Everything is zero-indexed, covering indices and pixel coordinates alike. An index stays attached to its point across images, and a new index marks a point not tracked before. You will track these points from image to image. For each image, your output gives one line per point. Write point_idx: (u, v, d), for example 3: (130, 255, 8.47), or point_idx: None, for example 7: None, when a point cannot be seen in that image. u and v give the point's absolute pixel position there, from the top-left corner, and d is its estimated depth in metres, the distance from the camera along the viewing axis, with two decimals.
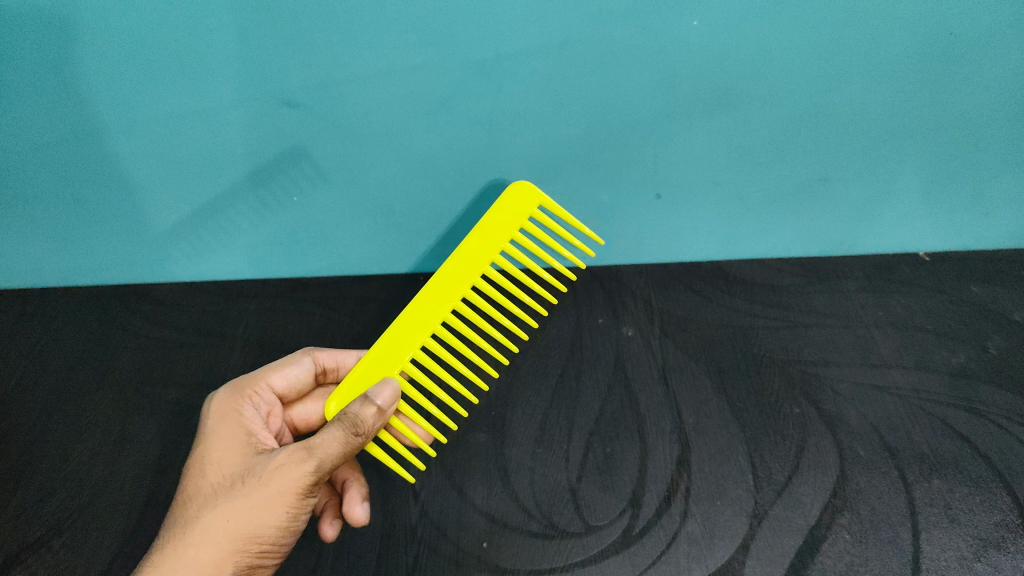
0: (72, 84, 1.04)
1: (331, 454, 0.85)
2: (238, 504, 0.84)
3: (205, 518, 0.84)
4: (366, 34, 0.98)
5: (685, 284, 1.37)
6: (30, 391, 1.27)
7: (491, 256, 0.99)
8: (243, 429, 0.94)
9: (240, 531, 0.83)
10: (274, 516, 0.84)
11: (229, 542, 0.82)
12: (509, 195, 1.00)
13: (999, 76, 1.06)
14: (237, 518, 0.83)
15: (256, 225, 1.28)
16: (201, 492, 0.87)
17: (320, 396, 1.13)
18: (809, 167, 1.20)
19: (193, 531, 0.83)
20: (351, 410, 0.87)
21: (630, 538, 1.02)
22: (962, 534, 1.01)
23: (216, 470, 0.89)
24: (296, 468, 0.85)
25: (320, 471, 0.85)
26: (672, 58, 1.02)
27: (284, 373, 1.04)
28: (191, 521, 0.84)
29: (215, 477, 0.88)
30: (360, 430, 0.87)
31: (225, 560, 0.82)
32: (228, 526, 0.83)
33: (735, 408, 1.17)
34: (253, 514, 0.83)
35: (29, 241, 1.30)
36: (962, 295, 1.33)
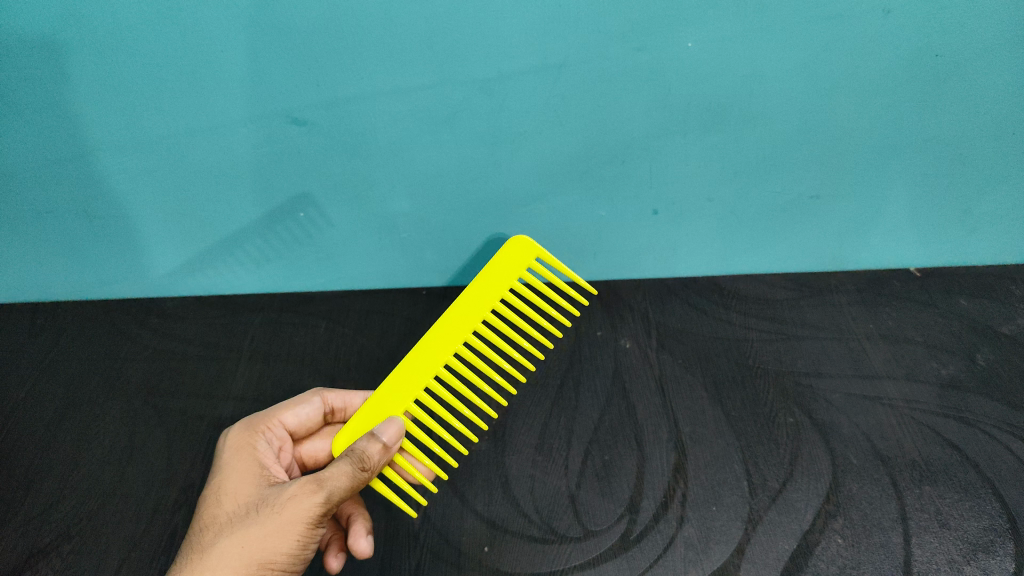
0: (87, 102, 1.08)
1: (339, 487, 0.88)
2: (251, 531, 0.86)
3: (220, 544, 0.85)
4: (374, 55, 1.03)
5: (681, 298, 1.41)
6: (40, 401, 1.29)
7: (493, 302, 1.05)
8: (256, 462, 0.97)
9: (253, 556, 0.84)
10: (285, 544, 0.86)
11: (242, 567, 0.84)
12: (509, 247, 1.06)
13: (981, 96, 1.10)
14: (252, 544, 0.85)
15: (265, 239, 1.32)
16: (216, 520, 0.89)
17: (327, 434, 1.14)
18: (800, 184, 1.24)
19: (208, 556, 0.84)
20: (356, 447, 0.91)
21: (628, 542, 1.04)
22: (952, 538, 1.03)
23: (231, 500, 0.92)
24: (308, 499, 0.87)
25: (329, 503, 0.88)
26: (668, 77, 1.07)
27: (295, 411, 1.06)
28: (206, 546, 0.86)
29: (230, 506, 0.91)
30: (366, 465, 0.90)
31: None
32: (242, 551, 0.84)
33: (730, 417, 1.19)
34: (267, 541, 0.85)
35: (40, 256, 1.33)
36: (952, 310, 1.37)
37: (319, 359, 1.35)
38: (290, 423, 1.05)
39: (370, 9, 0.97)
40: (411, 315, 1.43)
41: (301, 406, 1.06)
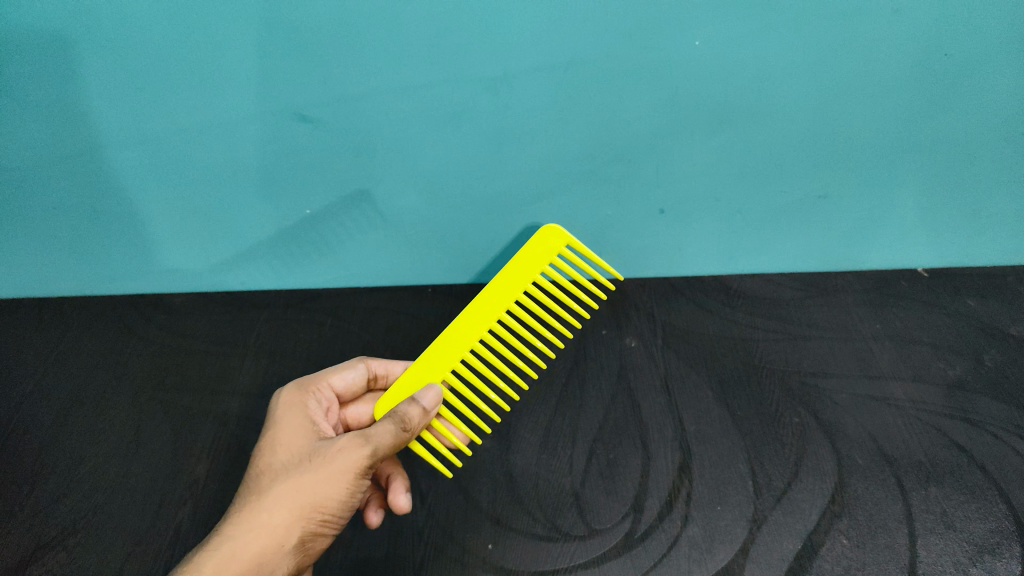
0: (95, 98, 1.09)
1: (385, 443, 0.89)
2: (303, 478, 0.87)
3: (274, 490, 0.87)
4: (381, 53, 1.03)
5: (687, 297, 1.41)
6: (47, 396, 1.30)
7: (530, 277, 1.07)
8: (308, 416, 0.99)
9: (305, 501, 0.86)
10: (335, 492, 0.87)
11: (295, 510, 0.85)
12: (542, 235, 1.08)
13: (990, 97, 1.10)
14: (303, 490, 0.86)
15: (271, 236, 1.32)
16: (270, 467, 0.91)
17: (370, 399, 1.15)
18: (808, 184, 1.24)
19: (263, 501, 0.86)
20: (398, 409, 0.93)
21: (632, 541, 1.04)
22: (958, 540, 1.03)
23: (284, 450, 0.93)
24: (356, 451, 0.89)
25: (375, 457, 0.89)
26: (675, 76, 1.07)
27: (341, 374, 1.07)
28: (262, 490, 0.88)
29: (283, 455, 0.92)
30: (409, 425, 0.92)
31: (291, 527, 0.85)
32: (294, 496, 0.86)
33: (736, 417, 1.19)
34: (318, 488, 0.86)
35: (47, 251, 1.34)
36: (959, 310, 1.36)
37: (325, 356, 1.35)
38: (337, 385, 1.07)
39: (377, 7, 0.97)
40: (417, 312, 1.43)
41: (345, 370, 1.08)
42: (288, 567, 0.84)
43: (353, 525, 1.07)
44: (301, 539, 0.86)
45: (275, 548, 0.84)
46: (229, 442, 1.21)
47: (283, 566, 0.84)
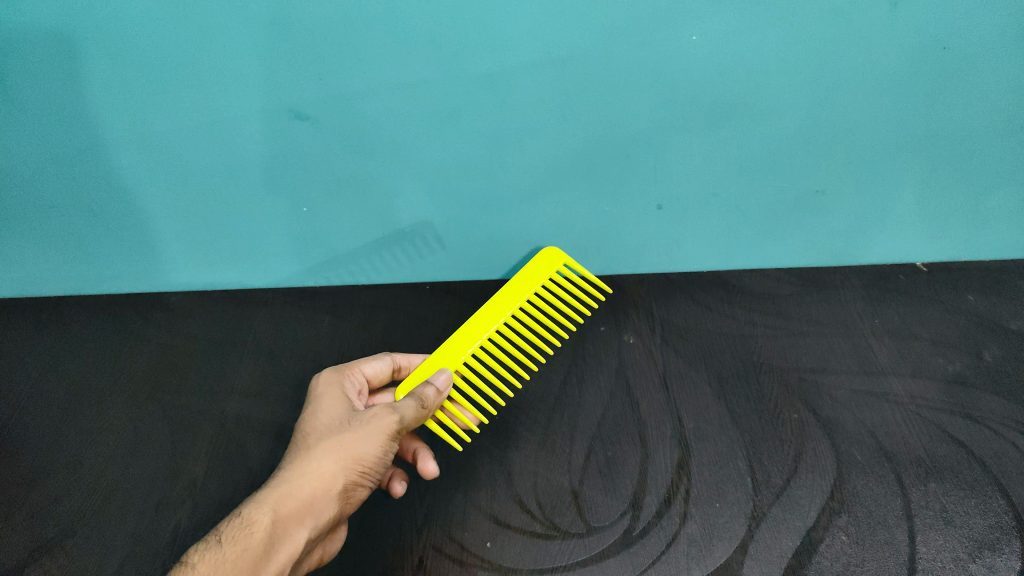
0: (92, 98, 1.08)
1: (411, 413, 0.95)
2: (342, 438, 0.92)
3: (318, 444, 0.92)
4: (378, 52, 1.03)
5: (685, 293, 1.40)
6: (47, 396, 1.29)
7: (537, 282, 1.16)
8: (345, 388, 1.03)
9: (344, 458, 0.90)
10: (371, 450, 0.92)
11: (335, 464, 0.89)
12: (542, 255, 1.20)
13: (990, 91, 1.09)
14: (346, 444, 0.91)
15: (270, 234, 1.32)
16: (312, 431, 0.95)
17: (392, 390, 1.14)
18: (806, 179, 1.23)
19: (309, 453, 0.91)
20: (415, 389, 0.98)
21: (631, 538, 1.04)
22: (957, 536, 1.03)
23: (325, 416, 0.97)
24: (389, 414, 0.94)
25: (406, 421, 0.94)
26: (671, 72, 1.06)
27: (373, 361, 1.08)
28: (306, 449, 0.92)
29: (323, 421, 0.97)
30: (427, 403, 0.96)
31: (332, 480, 0.89)
32: (338, 448, 0.91)
33: (734, 414, 1.19)
34: (359, 442, 0.91)
35: (45, 251, 1.33)
36: (959, 305, 1.36)
37: (322, 354, 1.35)
38: (367, 371, 1.07)
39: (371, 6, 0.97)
40: (415, 310, 1.42)
41: (375, 358, 1.09)
42: (332, 512, 0.89)
43: (351, 525, 1.07)
44: (340, 492, 0.90)
45: (323, 492, 0.88)
46: (227, 442, 1.21)
47: (329, 511, 0.88)
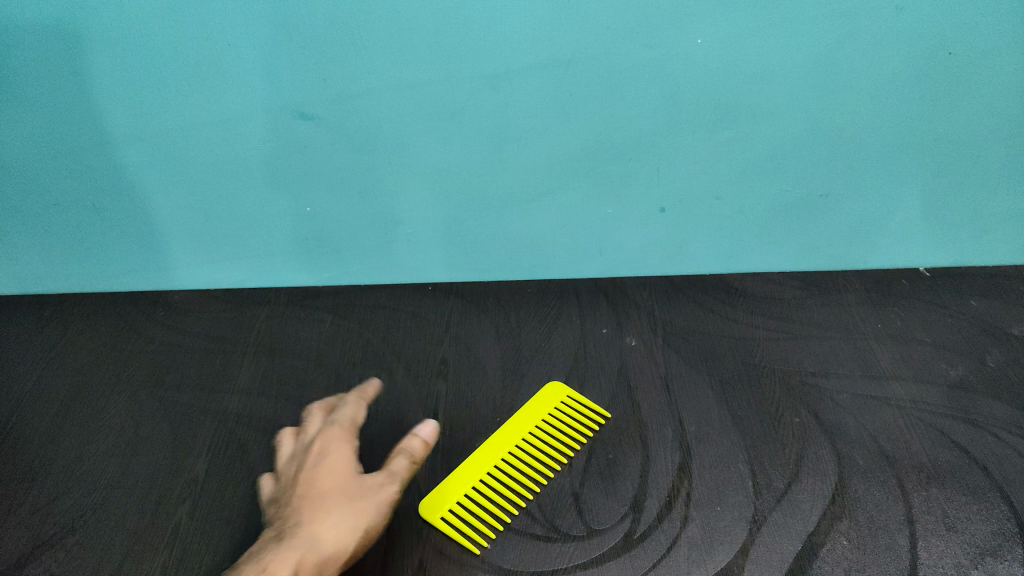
0: (94, 96, 1.08)
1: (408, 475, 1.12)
2: (354, 508, 1.05)
3: (331, 509, 1.04)
4: (394, 50, 1.04)
5: (687, 296, 1.40)
6: (46, 392, 1.26)
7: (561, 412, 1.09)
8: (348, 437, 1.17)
9: (354, 528, 1.03)
10: (376, 523, 1.05)
11: (349, 533, 1.02)
12: None
13: (990, 96, 1.11)
14: (359, 514, 1.05)
15: (272, 234, 1.32)
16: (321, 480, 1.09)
17: None
18: (810, 182, 1.24)
19: (324, 518, 1.02)
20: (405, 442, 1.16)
21: (632, 541, 1.03)
22: (959, 541, 1.02)
23: (334, 465, 1.11)
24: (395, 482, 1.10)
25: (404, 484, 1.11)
26: (677, 73, 1.08)
27: None
28: (321, 510, 1.03)
29: (332, 473, 1.10)
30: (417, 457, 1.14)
31: (344, 549, 1.01)
32: (349, 517, 1.04)
33: (736, 417, 1.19)
34: (369, 516, 1.05)
35: (48, 247, 1.33)
36: (961, 310, 1.36)
37: (323, 351, 1.32)
38: None
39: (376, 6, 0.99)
40: (417, 310, 1.39)
41: None
42: None
43: None
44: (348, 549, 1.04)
45: (333, 561, 0.99)
46: (229, 439, 1.18)
47: None
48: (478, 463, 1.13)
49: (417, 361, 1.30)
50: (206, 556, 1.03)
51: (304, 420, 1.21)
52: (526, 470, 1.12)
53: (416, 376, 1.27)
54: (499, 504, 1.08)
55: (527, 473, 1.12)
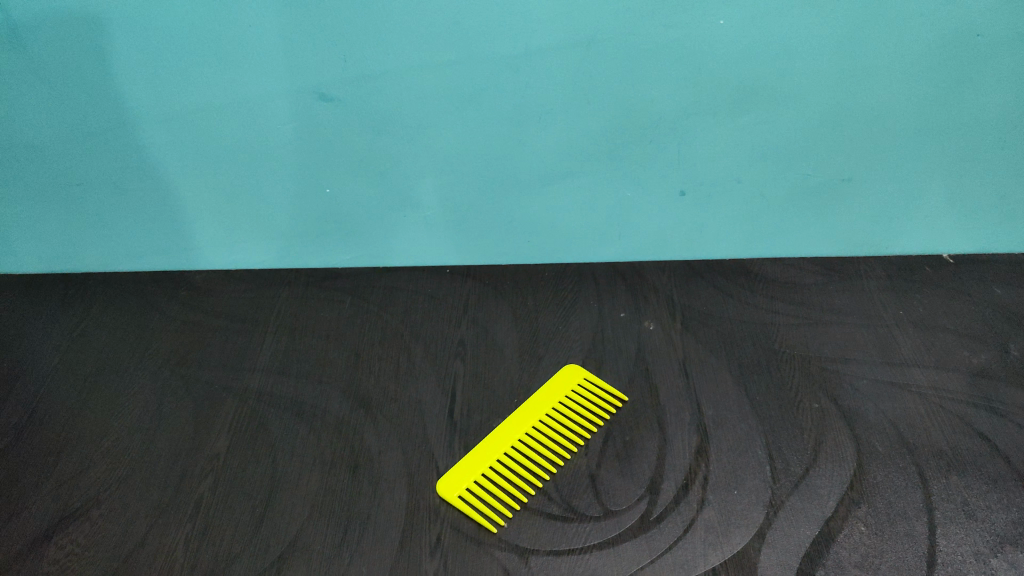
0: (118, 76, 1.11)
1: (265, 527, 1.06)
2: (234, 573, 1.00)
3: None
4: (431, 31, 1.08)
5: (707, 280, 1.39)
6: (72, 368, 1.28)
7: None
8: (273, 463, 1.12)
9: None
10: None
11: None
12: None
13: (1007, 76, 1.13)
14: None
15: (293, 215, 1.33)
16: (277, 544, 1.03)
17: None
18: (831, 165, 1.25)
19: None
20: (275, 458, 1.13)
21: (648, 523, 1.03)
22: (978, 529, 1.01)
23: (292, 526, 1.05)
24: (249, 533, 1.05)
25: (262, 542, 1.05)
26: (699, 55, 1.11)
27: None
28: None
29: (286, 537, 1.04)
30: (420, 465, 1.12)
31: None
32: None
33: (755, 400, 1.19)
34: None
35: (74, 225, 1.34)
36: (985, 297, 1.34)
37: (343, 332, 1.33)
38: None
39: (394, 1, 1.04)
40: (436, 292, 1.40)
41: None
42: None
43: (368, 503, 1.07)
44: None
45: None
46: (250, 417, 1.19)
47: None
48: (496, 444, 1.13)
49: (436, 343, 1.30)
50: (227, 531, 1.04)
51: (324, 399, 1.22)
52: (543, 451, 1.12)
53: (435, 357, 1.28)
54: (515, 485, 1.08)
55: (544, 453, 1.12)
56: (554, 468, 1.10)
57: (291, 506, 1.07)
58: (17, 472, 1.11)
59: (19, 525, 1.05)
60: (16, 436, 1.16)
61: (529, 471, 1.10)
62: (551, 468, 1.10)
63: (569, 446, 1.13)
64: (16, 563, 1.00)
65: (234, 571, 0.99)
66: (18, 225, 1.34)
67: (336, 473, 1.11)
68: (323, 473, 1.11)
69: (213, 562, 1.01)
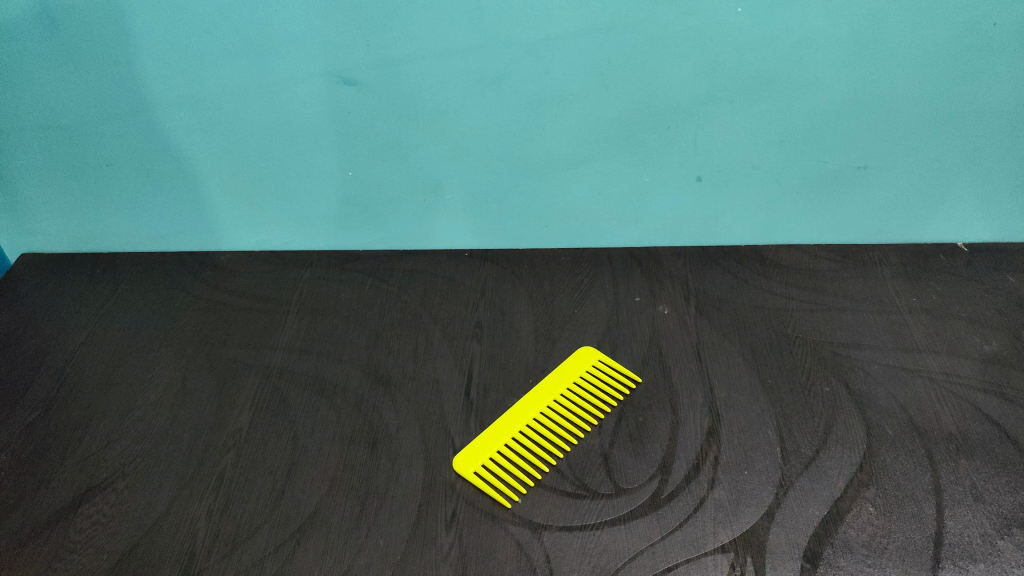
0: (148, 60, 1.14)
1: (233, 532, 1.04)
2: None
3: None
4: (452, 18, 1.10)
5: (722, 265, 1.41)
6: (99, 345, 1.31)
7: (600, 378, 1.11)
8: (287, 447, 1.14)
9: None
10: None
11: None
12: None
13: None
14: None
15: (315, 198, 1.36)
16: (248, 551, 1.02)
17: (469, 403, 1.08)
18: (846, 153, 1.26)
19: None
20: (293, 439, 1.15)
21: (659, 500, 1.05)
22: (986, 512, 1.03)
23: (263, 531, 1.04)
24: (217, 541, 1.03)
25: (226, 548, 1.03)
26: (716, 43, 1.12)
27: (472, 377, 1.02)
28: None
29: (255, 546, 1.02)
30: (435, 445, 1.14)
31: None
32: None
33: (766, 384, 1.20)
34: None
35: (103, 205, 1.38)
36: (998, 285, 1.35)
37: (362, 312, 1.36)
38: None
39: None
40: (454, 275, 1.42)
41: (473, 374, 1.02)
42: None
43: (386, 477, 1.10)
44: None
45: None
46: (271, 394, 1.23)
47: None
48: (511, 422, 1.16)
49: (453, 324, 1.33)
50: (249, 503, 1.07)
51: (344, 377, 1.25)
52: (557, 429, 1.14)
53: (452, 338, 1.30)
54: (530, 462, 1.11)
55: (558, 432, 1.14)
56: (568, 445, 1.12)
57: (310, 480, 1.10)
58: (46, 443, 1.15)
59: (50, 494, 1.09)
60: (46, 409, 1.20)
61: (544, 449, 1.13)
62: (565, 446, 1.12)
63: (582, 424, 1.15)
64: (47, 530, 1.04)
65: (255, 541, 1.03)
66: (48, 205, 1.38)
67: (355, 448, 1.14)
68: (342, 448, 1.14)
69: (236, 532, 1.04)
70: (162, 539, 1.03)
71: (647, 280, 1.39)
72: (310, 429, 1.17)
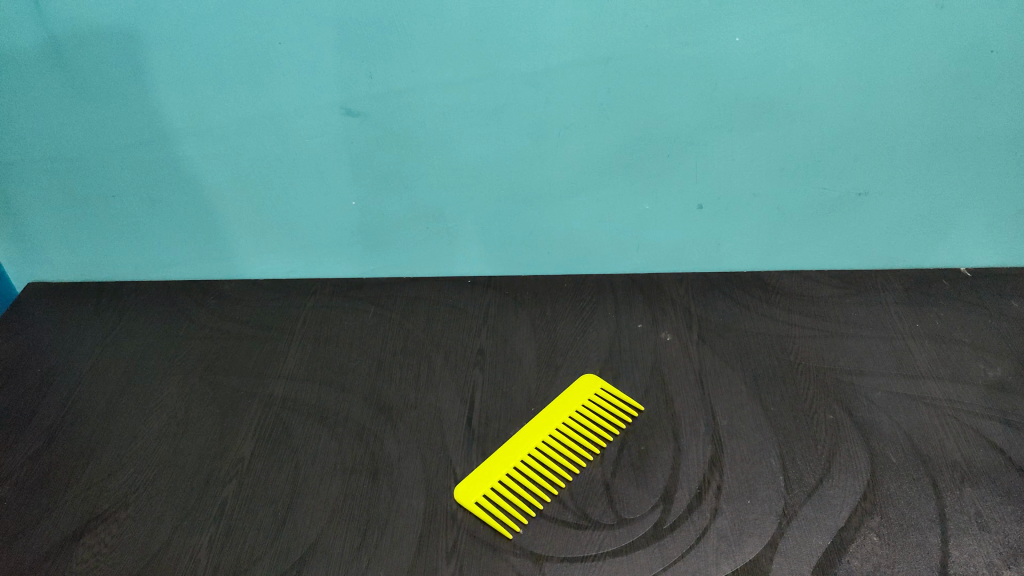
0: (151, 92, 1.16)
1: None
2: None
3: None
4: (454, 51, 1.11)
5: (724, 292, 1.41)
6: (103, 374, 1.32)
7: None
8: (288, 477, 1.14)
9: None
10: None
11: None
12: None
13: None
14: None
15: (319, 227, 1.37)
16: None
17: None
18: (846, 180, 1.27)
19: None
20: (295, 469, 1.15)
21: (661, 531, 1.05)
22: (992, 541, 1.02)
23: None
24: None
25: None
26: (716, 71, 1.13)
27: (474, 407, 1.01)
28: None
29: None
30: (437, 473, 1.14)
31: None
32: None
33: (769, 412, 1.20)
34: None
35: (107, 235, 1.39)
36: (1002, 310, 1.34)
37: (365, 341, 1.36)
38: None
39: (422, 17, 1.08)
40: (456, 302, 1.42)
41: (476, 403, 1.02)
42: None
43: (386, 508, 1.09)
44: None
45: None
46: (273, 423, 1.23)
47: None
48: (512, 452, 1.15)
49: (455, 352, 1.33)
50: (249, 533, 1.07)
51: (346, 406, 1.25)
52: (558, 458, 1.14)
53: (453, 366, 1.30)
54: (531, 491, 1.11)
55: (560, 461, 1.14)
56: (570, 475, 1.12)
57: (311, 510, 1.10)
58: (49, 474, 1.15)
59: (51, 525, 1.09)
60: (48, 439, 1.21)
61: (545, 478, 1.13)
62: (566, 476, 1.12)
63: (584, 454, 1.15)
64: (47, 562, 1.04)
65: (256, 572, 1.02)
66: (53, 235, 1.39)
67: (356, 478, 1.14)
68: (343, 478, 1.14)
69: (236, 563, 1.04)
70: (162, 570, 1.03)
71: (649, 307, 1.39)
72: (311, 459, 1.17)
